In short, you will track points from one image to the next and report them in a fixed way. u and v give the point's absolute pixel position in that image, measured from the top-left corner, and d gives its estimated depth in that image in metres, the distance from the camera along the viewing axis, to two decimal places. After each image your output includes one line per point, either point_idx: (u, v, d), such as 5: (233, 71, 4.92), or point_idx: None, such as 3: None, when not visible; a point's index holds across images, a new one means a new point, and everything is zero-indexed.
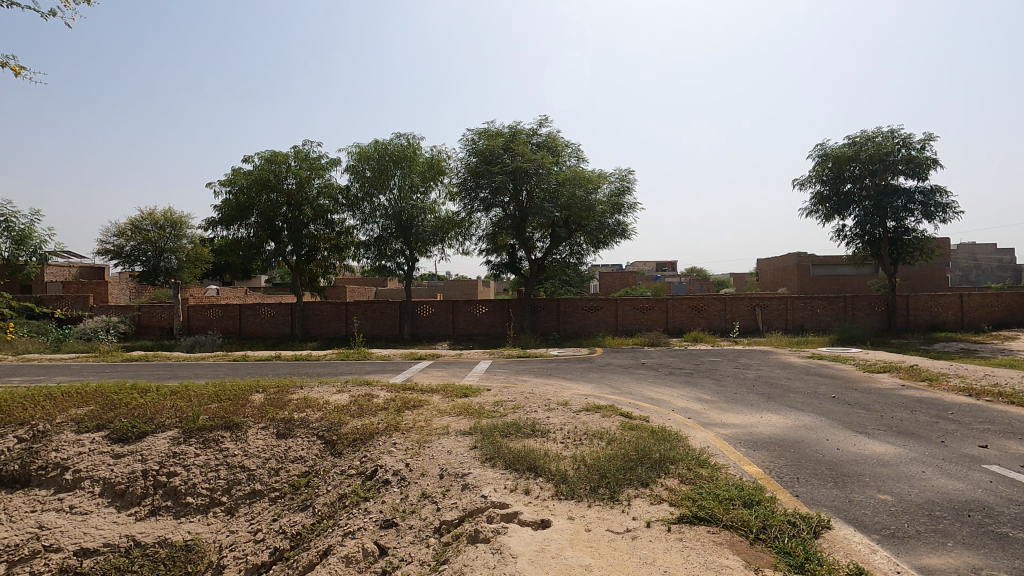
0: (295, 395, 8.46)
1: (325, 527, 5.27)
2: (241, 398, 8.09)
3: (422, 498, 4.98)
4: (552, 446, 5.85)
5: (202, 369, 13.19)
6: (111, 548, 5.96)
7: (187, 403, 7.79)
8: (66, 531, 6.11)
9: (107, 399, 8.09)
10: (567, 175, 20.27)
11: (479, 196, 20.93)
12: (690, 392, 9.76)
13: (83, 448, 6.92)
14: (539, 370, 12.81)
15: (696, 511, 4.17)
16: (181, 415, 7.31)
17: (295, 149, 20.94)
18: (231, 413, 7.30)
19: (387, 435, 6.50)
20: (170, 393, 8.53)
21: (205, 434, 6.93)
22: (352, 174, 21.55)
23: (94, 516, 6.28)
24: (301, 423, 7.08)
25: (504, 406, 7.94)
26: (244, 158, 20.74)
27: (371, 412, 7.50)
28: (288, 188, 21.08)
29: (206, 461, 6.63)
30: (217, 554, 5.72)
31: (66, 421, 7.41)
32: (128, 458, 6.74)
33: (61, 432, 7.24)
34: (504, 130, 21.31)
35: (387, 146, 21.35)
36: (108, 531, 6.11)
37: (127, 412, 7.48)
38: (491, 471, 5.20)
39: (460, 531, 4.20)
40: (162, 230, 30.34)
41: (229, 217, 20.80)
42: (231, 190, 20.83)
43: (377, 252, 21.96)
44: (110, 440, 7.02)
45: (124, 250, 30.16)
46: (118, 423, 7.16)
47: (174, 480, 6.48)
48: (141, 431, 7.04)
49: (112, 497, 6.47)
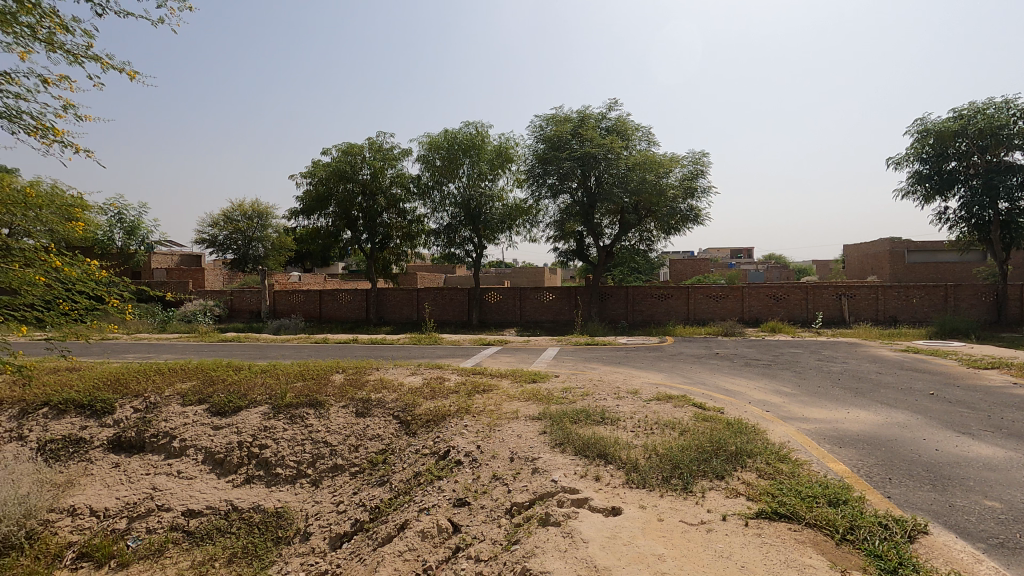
0: (371, 376, 8.89)
1: (402, 502, 5.51)
2: (323, 378, 8.62)
3: (493, 480, 5.12)
4: (622, 435, 5.79)
5: (288, 350, 14.14)
6: (213, 511, 6.40)
7: (276, 381, 8.41)
8: (174, 493, 6.64)
9: (207, 375, 8.86)
10: (637, 159, 19.73)
11: (547, 183, 20.85)
12: (769, 385, 9.33)
13: (187, 419, 7.63)
14: (608, 358, 12.70)
15: (776, 507, 4.00)
16: (270, 392, 7.93)
17: (369, 141, 21.72)
18: (315, 392, 7.83)
19: (458, 418, 6.72)
20: (260, 371, 9.22)
21: (292, 410, 7.48)
22: (422, 164, 22.05)
23: (198, 481, 6.85)
24: (377, 403, 7.48)
25: (573, 392, 7.96)
26: (323, 151, 21.76)
27: (442, 395, 7.74)
28: (363, 178, 21.92)
29: (294, 435, 7.13)
30: (304, 522, 6.07)
31: (172, 395, 8.17)
32: (226, 430, 7.37)
33: (169, 404, 7.98)
34: (572, 116, 21.02)
35: (456, 135, 21.67)
36: (211, 495, 6.61)
37: (224, 387, 8.18)
38: (561, 456, 5.23)
39: (531, 513, 4.28)
40: (250, 220, 32.13)
41: (310, 207, 21.96)
42: (312, 182, 22.00)
43: (447, 240, 22.48)
44: (210, 413, 7.70)
45: (218, 239, 32.25)
46: (217, 397, 7.86)
47: (265, 452, 7.00)
48: (237, 406, 7.70)
49: (212, 465, 7.07)
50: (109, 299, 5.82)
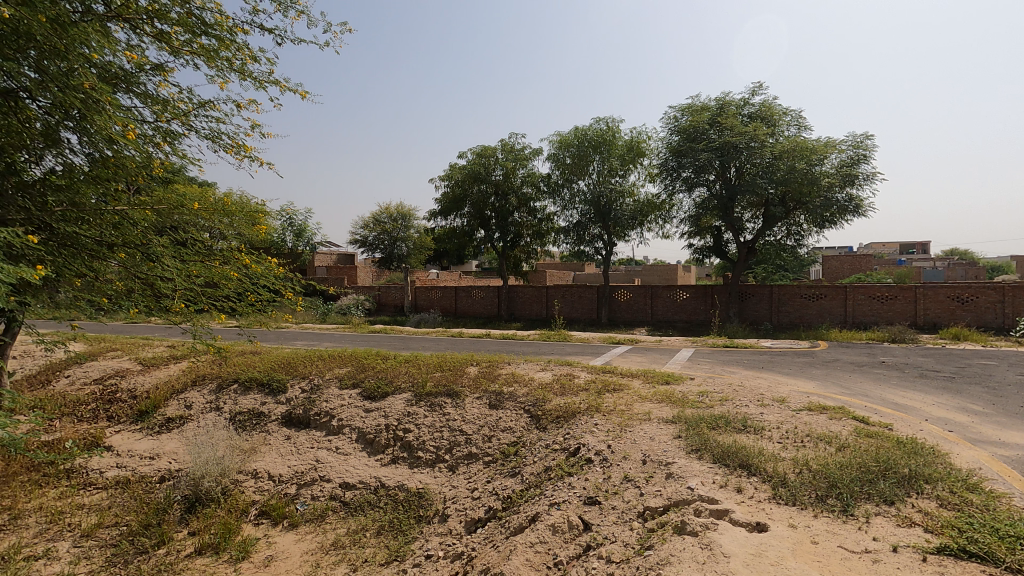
0: (504, 370, 9.20)
1: (533, 495, 5.61)
2: (459, 369, 9.11)
3: (624, 481, 5.02)
4: (767, 445, 5.35)
5: (428, 343, 15.13)
6: (364, 485, 7.02)
7: (417, 370, 9.08)
8: (333, 466, 7.41)
9: (359, 362, 9.82)
10: (784, 146, 18.06)
11: (681, 176, 19.96)
12: (953, 401, 7.99)
13: (344, 402, 8.52)
14: (750, 362, 11.80)
15: (964, 544, 3.41)
16: (413, 381, 8.59)
17: (502, 142, 22.43)
18: (452, 383, 8.32)
19: (589, 416, 6.70)
20: (404, 361, 9.99)
21: (432, 398, 8.04)
22: (553, 162, 22.26)
23: (353, 458, 7.59)
24: (509, 396, 7.74)
25: (710, 397, 7.52)
26: (459, 154, 22.91)
27: (572, 392, 7.77)
28: (496, 178, 22.71)
29: (433, 422, 7.63)
30: (442, 504, 6.43)
31: (331, 378, 9.19)
32: (376, 413, 8.11)
33: (329, 387, 8.97)
34: (710, 104, 19.81)
35: (586, 131, 21.54)
36: (363, 471, 7.27)
37: (373, 374, 9.03)
38: (697, 463, 4.97)
39: (665, 520, 4.12)
40: (395, 222, 34.81)
41: (447, 208, 23.26)
42: (450, 184, 23.28)
43: (576, 237, 22.45)
44: (362, 397, 8.54)
45: (369, 239, 35.03)
46: (367, 383, 8.71)
47: (408, 435, 7.57)
48: (384, 392, 8.46)
49: (363, 444, 7.80)
50: (285, 291, 6.64)
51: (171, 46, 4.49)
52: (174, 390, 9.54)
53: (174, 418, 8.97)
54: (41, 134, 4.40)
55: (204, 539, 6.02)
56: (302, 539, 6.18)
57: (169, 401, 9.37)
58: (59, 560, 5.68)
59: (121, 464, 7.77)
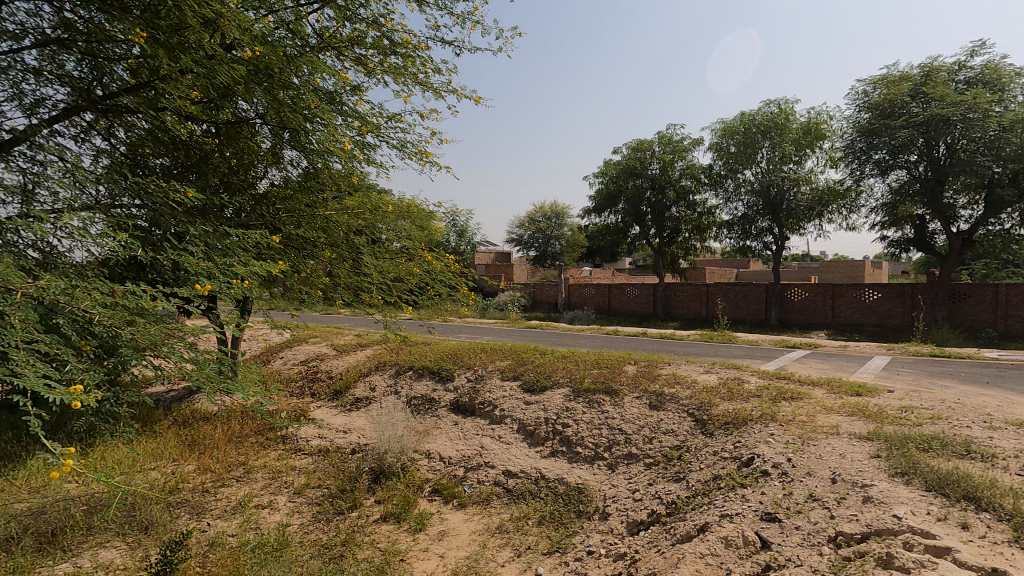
0: (664, 370, 8.87)
1: (700, 504, 5.31)
2: (617, 367, 9.01)
3: (810, 500, 4.51)
4: (1002, 477, 4.41)
5: (583, 339, 15.20)
6: (525, 475, 7.24)
7: (575, 366, 9.18)
8: (496, 454, 7.78)
9: (519, 356, 10.22)
10: (1017, 114, 14.78)
11: (872, 158, 17.47)
12: None
13: (505, 392, 8.95)
14: (968, 376, 9.88)
15: None
16: (571, 376, 8.72)
17: (659, 135, 21.67)
18: (610, 380, 8.28)
19: (763, 426, 6.16)
20: (561, 356, 10.17)
21: (590, 395, 8.08)
22: (715, 152, 20.89)
23: (514, 447, 7.90)
24: (671, 398, 7.46)
25: (916, 413, 6.44)
26: (614, 150, 22.63)
27: (742, 397, 7.21)
28: (652, 172, 22.02)
29: (592, 419, 7.64)
30: (602, 501, 6.37)
31: (493, 370, 9.71)
32: (536, 405, 8.37)
33: (491, 378, 9.48)
34: (911, 72, 16.94)
35: (754, 116, 19.84)
36: (524, 461, 7.52)
37: (532, 368, 9.36)
38: (904, 489, 4.28)
39: (865, 549, 3.64)
40: (550, 220, 35.74)
41: (601, 205, 23.13)
42: (604, 181, 23.12)
43: (741, 232, 20.79)
44: (522, 389, 8.91)
45: (523, 238, 36.67)
46: (527, 376, 9.06)
47: (567, 430, 7.67)
48: (543, 385, 8.73)
49: (524, 435, 8.06)
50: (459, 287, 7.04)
51: (367, 69, 4.90)
52: (362, 373, 10.84)
53: (362, 398, 10.15)
54: (270, 154, 5.23)
55: (388, 509, 6.71)
56: (470, 518, 6.54)
57: (357, 382, 10.66)
58: (277, 510, 6.75)
59: (322, 435, 9.00)
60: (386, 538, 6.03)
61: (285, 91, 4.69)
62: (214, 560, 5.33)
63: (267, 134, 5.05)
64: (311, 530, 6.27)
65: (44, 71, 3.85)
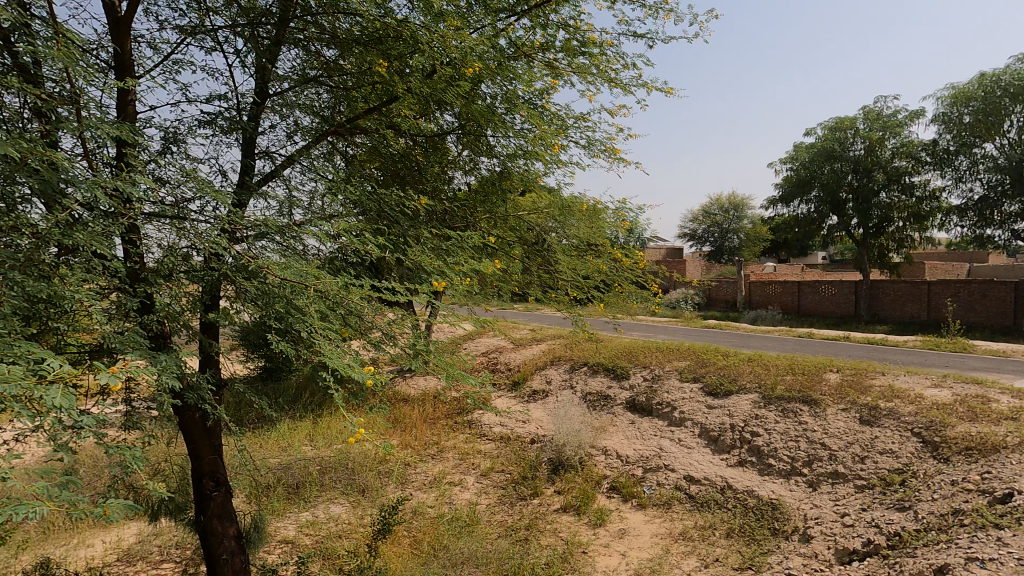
0: (877, 380, 7.71)
1: (934, 540, 4.52)
2: (816, 374, 8.06)
3: None
4: None
5: (771, 342, 13.87)
6: (710, 483, 6.85)
7: (765, 370, 8.46)
8: (677, 458, 7.49)
9: (699, 356, 9.72)
10: None
11: None
12: None
13: (685, 395, 8.60)
14: None
15: None
16: (760, 381, 8.06)
17: (864, 110, 18.85)
18: (809, 389, 7.47)
19: (1022, 456, 5.04)
20: (747, 358, 9.43)
21: (784, 403, 7.39)
22: (941, 124, 17.47)
23: (696, 452, 7.53)
24: (888, 413, 6.48)
25: None
26: (806, 132, 20.26)
27: (990, 419, 5.95)
28: (855, 154, 19.26)
29: (787, 429, 6.99)
30: (802, 522, 5.76)
31: (671, 370, 9.38)
32: (719, 410, 7.92)
33: (669, 379, 9.17)
34: None
35: (999, 76, 16.20)
36: (708, 468, 7.12)
37: (715, 370, 8.86)
38: None
39: None
40: (727, 213, 33.39)
41: (790, 193, 20.95)
42: (794, 167, 20.88)
43: (979, 218, 17.15)
44: (704, 392, 8.50)
45: (697, 233, 34.97)
46: (709, 379, 8.62)
47: (757, 439, 7.11)
48: (728, 389, 8.24)
49: (707, 440, 7.66)
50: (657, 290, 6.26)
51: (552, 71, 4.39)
52: (538, 366, 11.27)
53: (538, 391, 10.52)
54: (453, 159, 4.59)
55: (567, 500, 6.85)
56: (651, 521, 6.37)
57: (534, 375, 11.11)
58: (467, 489, 7.33)
59: (503, 423, 9.55)
60: (567, 529, 6.17)
61: (484, 71, 3.79)
62: (418, 528, 5.96)
63: (453, 137, 4.50)
64: (497, 511, 6.68)
65: (297, 101, 4.04)
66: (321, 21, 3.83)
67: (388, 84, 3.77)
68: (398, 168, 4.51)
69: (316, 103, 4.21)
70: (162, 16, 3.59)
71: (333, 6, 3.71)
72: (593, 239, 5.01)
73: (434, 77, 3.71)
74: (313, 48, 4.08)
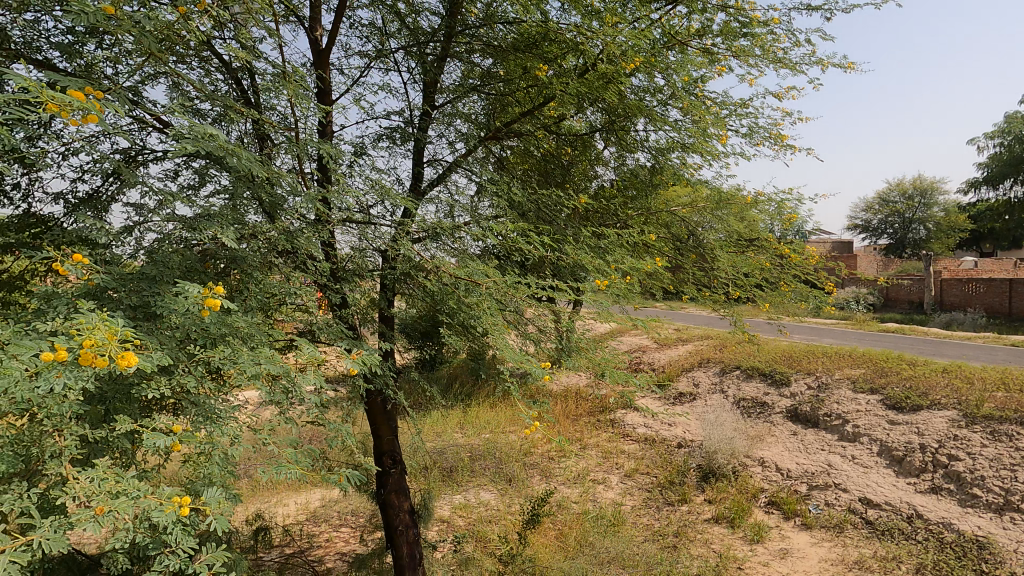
0: None
1: None
2: None
3: None
4: None
5: (974, 350, 11.75)
6: (892, 509, 6.03)
7: (966, 384, 7.25)
8: (850, 477, 6.71)
9: (877, 364, 8.59)
10: None
11: None
12: None
13: (860, 407, 7.68)
14: None
15: None
16: (960, 397, 6.94)
17: None
18: None
19: None
20: (942, 368, 8.13)
21: (993, 424, 6.32)
22: None
23: (874, 472, 6.68)
24: None
25: None
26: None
27: None
28: None
29: (998, 456, 5.97)
30: (1021, 567, 4.85)
31: (842, 378, 8.42)
32: (905, 427, 6.98)
33: (840, 388, 8.24)
34: None
35: None
36: (890, 491, 6.28)
37: (898, 382, 7.80)
38: None
39: None
40: (910, 201, 28.35)
41: (998, 173, 17.61)
42: (1005, 141, 17.43)
43: None
44: (884, 406, 7.52)
45: (872, 223, 31.05)
46: (891, 391, 7.61)
47: (956, 465, 6.15)
48: (915, 404, 7.21)
49: (889, 460, 6.77)
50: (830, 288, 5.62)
51: (710, 55, 4.02)
52: (685, 368, 10.78)
53: (685, 393, 10.04)
54: (598, 156, 4.56)
55: (720, 511, 6.46)
56: (819, 544, 5.74)
57: (680, 376, 10.63)
58: (611, 488, 7.26)
59: (648, 425, 9.30)
60: (720, 541, 5.81)
61: (642, 63, 3.63)
62: (564, 521, 6.05)
63: (598, 135, 4.41)
64: (643, 514, 6.52)
65: (457, 111, 4.33)
66: (480, 33, 4.09)
67: (543, 85, 3.88)
68: (548, 168, 4.59)
69: (472, 112, 4.47)
70: (349, 46, 4.08)
71: (492, 16, 3.94)
72: (752, 234, 4.67)
73: (589, 74, 3.69)
74: (472, 60, 4.37)
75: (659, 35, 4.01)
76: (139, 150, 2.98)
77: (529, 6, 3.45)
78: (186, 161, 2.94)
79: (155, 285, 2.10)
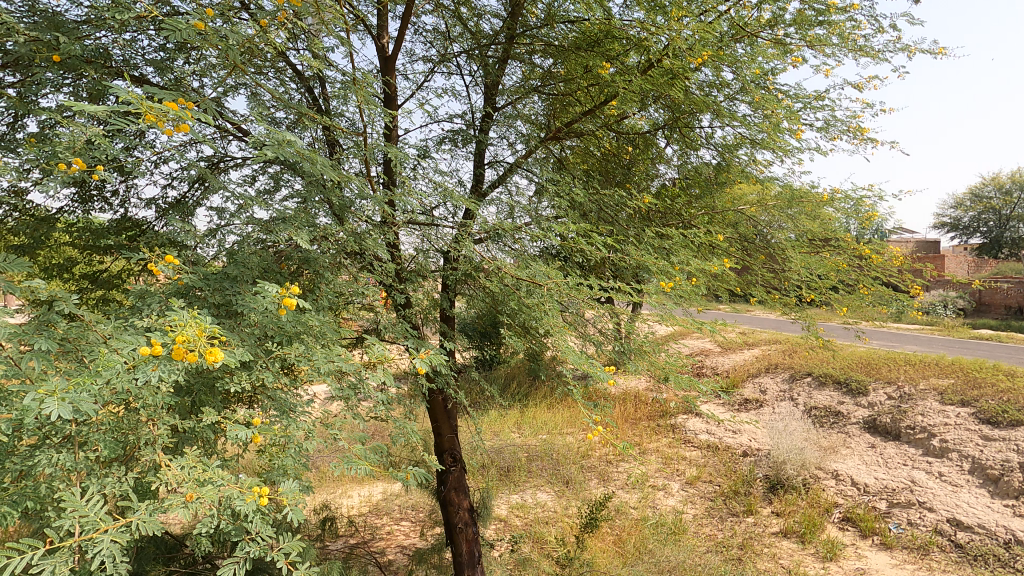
0: None
1: None
2: None
3: None
4: None
5: None
6: (986, 533, 5.53)
7: None
8: (938, 495, 6.21)
9: (969, 373, 7.93)
10: None
11: None
12: None
13: (948, 420, 7.12)
14: None
15: None
16: None
17: None
18: None
19: None
20: None
21: None
22: None
23: (965, 492, 6.16)
24: None
25: None
26: None
27: None
28: None
29: None
30: None
31: (927, 389, 7.84)
32: (1001, 444, 6.40)
33: (925, 399, 7.68)
34: None
35: None
36: (984, 514, 5.76)
37: (994, 394, 7.18)
38: None
39: None
40: (1008, 195, 26.67)
41: None
42: None
43: None
44: (977, 420, 6.93)
45: (962, 221, 28.63)
46: (985, 404, 7.02)
47: None
48: (1014, 419, 6.60)
49: (983, 479, 6.23)
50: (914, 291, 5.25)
51: (781, 45, 3.85)
52: (750, 374, 10.35)
53: (751, 399, 9.62)
54: (660, 155, 4.45)
55: (789, 524, 6.14)
56: (901, 566, 5.33)
57: (745, 382, 10.19)
58: (672, 495, 7.06)
59: (710, 431, 9.00)
60: (789, 557, 5.52)
61: (709, 57, 3.51)
62: (622, 526, 5.94)
63: (660, 133, 4.32)
64: (706, 523, 6.30)
65: (517, 112, 4.36)
66: (541, 34, 4.09)
67: (605, 84, 3.81)
68: (608, 167, 4.54)
69: (531, 113, 4.48)
70: (413, 51, 4.19)
71: (553, 16, 3.93)
72: (826, 234, 4.41)
73: (652, 70, 3.61)
74: (532, 61, 4.38)
75: (727, 29, 3.87)
76: (221, 157, 3.20)
77: (591, 3, 3.40)
78: (262, 167, 3.12)
79: (236, 284, 2.23)
